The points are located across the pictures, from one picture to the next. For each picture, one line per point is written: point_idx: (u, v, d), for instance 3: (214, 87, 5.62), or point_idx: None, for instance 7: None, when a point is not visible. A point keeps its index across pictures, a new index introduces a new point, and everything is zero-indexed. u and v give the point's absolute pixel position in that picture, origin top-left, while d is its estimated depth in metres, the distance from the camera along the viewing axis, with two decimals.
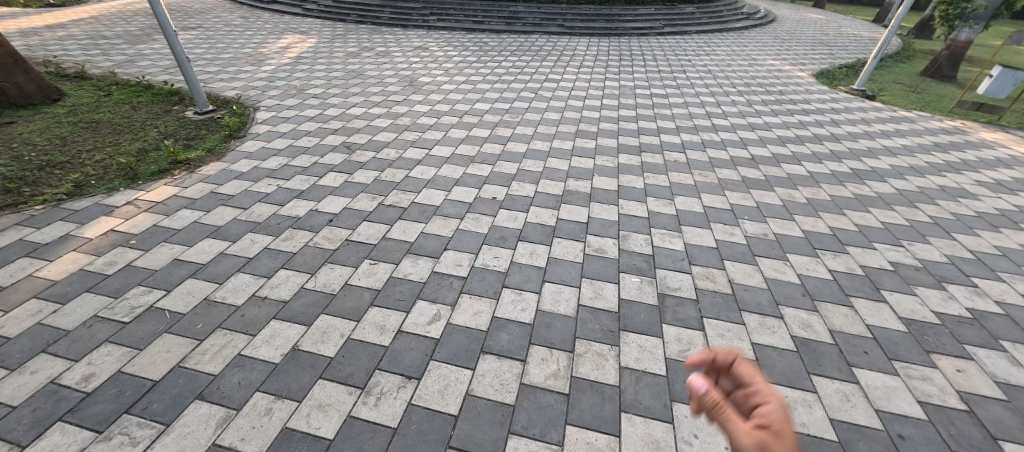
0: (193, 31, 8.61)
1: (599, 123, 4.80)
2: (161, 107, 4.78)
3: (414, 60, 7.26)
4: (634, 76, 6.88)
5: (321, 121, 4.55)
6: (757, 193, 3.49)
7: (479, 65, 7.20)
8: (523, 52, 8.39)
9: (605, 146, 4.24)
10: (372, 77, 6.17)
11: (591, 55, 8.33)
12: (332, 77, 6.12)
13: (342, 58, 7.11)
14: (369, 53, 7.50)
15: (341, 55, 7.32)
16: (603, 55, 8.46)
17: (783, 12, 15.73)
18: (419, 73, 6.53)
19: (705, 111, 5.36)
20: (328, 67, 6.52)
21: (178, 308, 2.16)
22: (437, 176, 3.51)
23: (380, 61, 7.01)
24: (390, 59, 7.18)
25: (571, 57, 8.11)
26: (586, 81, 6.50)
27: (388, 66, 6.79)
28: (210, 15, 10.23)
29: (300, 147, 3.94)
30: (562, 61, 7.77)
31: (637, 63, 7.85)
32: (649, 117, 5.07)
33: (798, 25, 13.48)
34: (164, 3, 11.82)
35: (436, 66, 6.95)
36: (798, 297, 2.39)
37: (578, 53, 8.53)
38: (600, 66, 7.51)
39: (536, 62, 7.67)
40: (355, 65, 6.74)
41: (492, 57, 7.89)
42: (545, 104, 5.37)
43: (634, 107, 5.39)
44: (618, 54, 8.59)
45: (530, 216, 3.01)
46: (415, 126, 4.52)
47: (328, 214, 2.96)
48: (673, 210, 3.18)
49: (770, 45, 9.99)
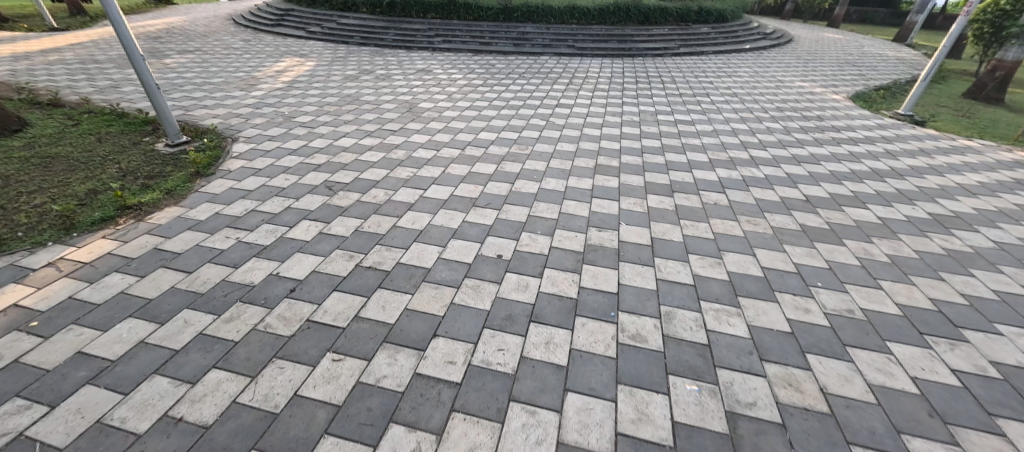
0: (188, 54, 8.29)
1: (621, 157, 4.20)
2: (131, 138, 4.30)
3: (416, 84, 6.78)
4: (654, 101, 6.31)
5: (304, 154, 4.01)
6: (824, 247, 2.83)
7: (485, 89, 6.69)
8: (532, 74, 7.91)
9: (630, 185, 3.62)
10: (369, 102, 5.68)
11: (605, 77, 7.83)
12: (325, 102, 5.64)
13: (338, 82, 6.67)
14: (368, 77, 7.05)
15: (338, 78, 6.88)
16: (619, 77, 7.94)
17: (800, 31, 15.29)
18: (419, 98, 6.03)
19: (740, 141, 4.73)
20: (322, 92, 6.06)
21: (53, 439, 1.52)
22: (431, 226, 2.91)
23: (379, 86, 6.55)
24: (390, 83, 6.72)
25: (584, 80, 7.60)
26: (602, 107, 5.94)
27: (386, 90, 6.31)
28: (211, 38, 10.02)
29: (273, 186, 3.39)
30: (574, 84, 7.27)
31: (655, 86, 7.31)
32: (677, 149, 4.46)
33: (818, 44, 12.99)
34: (168, 26, 11.72)
35: (439, 91, 6.45)
36: (927, 420, 1.69)
37: (591, 74, 8.02)
38: (616, 90, 6.96)
39: (546, 85, 7.16)
40: (352, 89, 6.28)
41: (499, 79, 7.40)
42: (558, 133, 4.80)
43: (658, 137, 4.79)
44: (634, 75, 8.08)
45: (545, 284, 2.38)
46: (410, 159, 3.96)
47: (291, 281, 2.35)
48: (724, 273, 2.53)
49: (793, 65, 9.44)
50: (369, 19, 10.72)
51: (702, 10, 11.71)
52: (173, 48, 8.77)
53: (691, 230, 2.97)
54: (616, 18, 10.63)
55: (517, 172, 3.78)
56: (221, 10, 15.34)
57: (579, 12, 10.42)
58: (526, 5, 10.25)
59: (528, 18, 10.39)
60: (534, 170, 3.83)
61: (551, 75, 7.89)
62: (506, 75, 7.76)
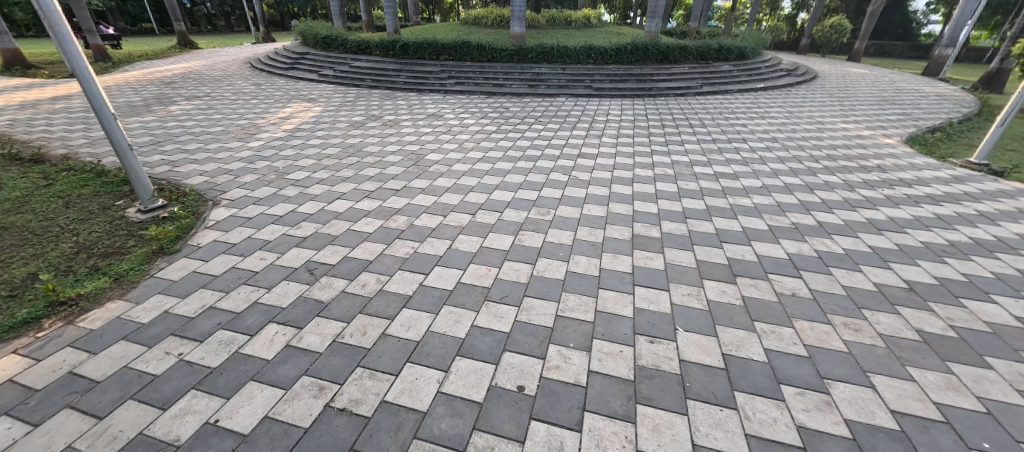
0: (196, 100, 8.11)
1: (661, 224, 3.53)
2: (102, 202, 3.83)
3: (425, 131, 6.33)
4: (686, 148, 5.68)
5: (289, 222, 3.45)
6: (967, 373, 2.06)
7: (500, 136, 6.19)
8: (548, 117, 7.42)
9: (679, 265, 2.93)
10: (372, 154, 5.20)
11: (628, 121, 7.28)
12: (325, 153, 5.17)
13: (343, 129, 6.27)
14: (375, 123, 6.66)
15: (342, 125, 6.49)
16: (642, 120, 7.40)
17: (822, 66, 14.86)
18: (427, 148, 5.54)
19: (799, 200, 4.02)
20: (324, 141, 5.63)
21: None
22: (430, 333, 2.25)
23: (385, 134, 6.11)
24: (396, 131, 6.28)
25: (603, 124, 7.06)
26: (627, 156, 5.34)
27: (391, 139, 5.87)
28: (223, 83, 9.97)
29: (243, 270, 2.80)
30: (595, 128, 6.74)
31: (682, 129, 6.72)
32: (726, 211, 3.78)
33: (845, 81, 12.45)
34: (185, 70, 11.84)
35: (449, 139, 5.98)
36: None
37: (612, 117, 7.50)
38: (641, 136, 6.38)
39: (564, 130, 6.63)
40: (356, 137, 5.85)
41: (513, 124, 6.91)
42: (583, 191, 4.17)
43: (699, 195, 4.12)
44: (657, 117, 7.53)
45: (588, 445, 1.65)
46: (412, 229, 3.37)
47: (230, 437, 1.67)
48: (843, 423, 1.77)
49: (828, 104, 8.83)
50: (381, 62, 10.61)
51: (722, 47, 11.35)
52: (183, 94, 8.64)
53: (774, 339, 2.24)
54: (634, 57, 10.29)
55: (538, 247, 3.13)
56: (240, 53, 15.68)
57: (595, 51, 10.10)
58: (541, 46, 10.01)
59: (543, 59, 10.13)
60: (558, 243, 3.18)
61: (568, 119, 7.38)
62: (521, 119, 7.27)
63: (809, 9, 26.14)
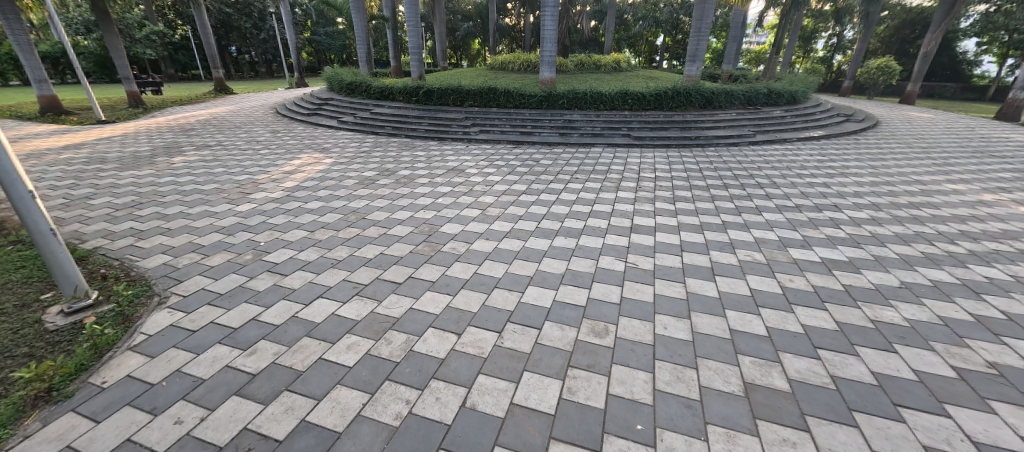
0: (206, 150, 7.64)
1: (751, 355, 2.74)
2: (24, 295, 2.98)
3: (443, 192, 5.51)
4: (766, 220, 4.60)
5: (240, 343, 2.48)
6: None
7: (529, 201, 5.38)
8: (584, 173, 6.47)
9: (801, 447, 2.05)
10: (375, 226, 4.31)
11: (680, 179, 6.23)
12: (320, 224, 4.31)
13: (349, 188, 5.52)
14: (387, 180, 5.90)
15: (349, 182, 5.74)
16: (696, 177, 6.33)
17: (878, 109, 13.62)
18: (444, 218, 4.72)
19: (939, 318, 3.05)
20: (325, 206, 4.86)
21: None
22: None
23: (397, 195, 5.33)
24: (410, 191, 5.48)
25: (650, 184, 6.04)
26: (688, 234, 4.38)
27: (402, 203, 5.04)
28: (241, 130, 9.63)
29: (140, 446, 1.83)
30: (643, 190, 5.76)
31: (748, 192, 5.63)
32: (834, 332, 2.95)
33: (913, 126, 11.17)
34: (208, 116, 11.73)
35: (470, 206, 5.13)
36: None
37: (659, 173, 6.49)
38: (700, 203, 5.32)
39: (603, 193, 5.71)
40: (360, 202, 5.02)
41: (544, 183, 6.01)
42: (635, 295, 3.42)
43: (786, 304, 3.30)
44: (714, 173, 6.47)
45: None
46: (410, 360, 2.48)
47: None
48: None
49: (914, 156, 7.56)
50: (403, 108, 10.15)
51: (770, 92, 10.40)
52: (196, 143, 8.24)
53: None
54: (675, 103, 9.38)
55: (601, 408, 2.25)
56: (269, 98, 15.80)
57: (632, 97, 9.27)
58: (572, 92, 9.31)
59: (575, 105, 9.35)
60: (632, 403, 2.31)
61: (607, 175, 6.41)
62: (554, 175, 6.37)
63: (847, 52, 25.20)
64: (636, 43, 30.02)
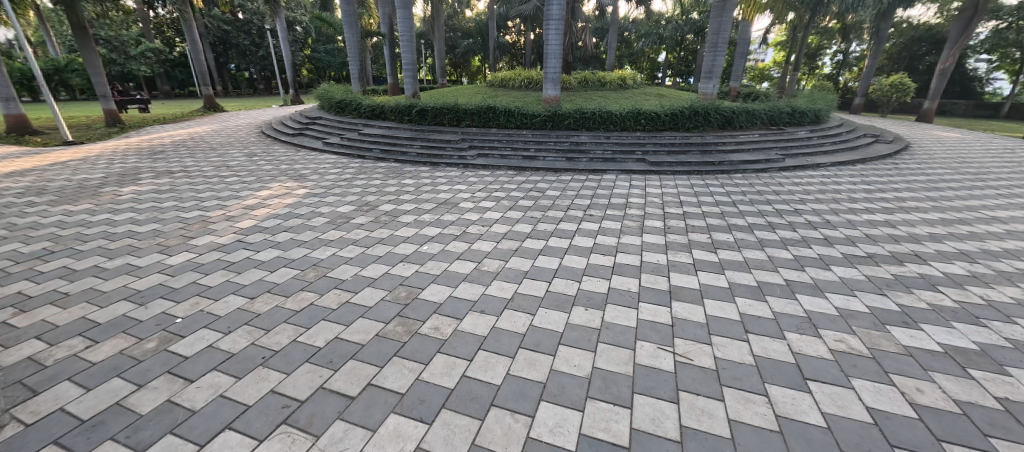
0: (166, 177, 6.76)
1: None
2: None
3: (430, 240, 4.67)
4: (841, 277, 3.70)
5: None
6: None
7: (539, 252, 4.36)
8: (598, 209, 5.57)
9: None
10: (336, 284, 3.79)
11: (712, 218, 5.32)
12: (262, 283, 3.81)
13: (316, 238, 4.74)
14: (365, 224, 5.09)
15: (315, 231, 4.93)
16: (732, 214, 5.40)
17: (900, 129, 12.89)
18: (427, 277, 3.89)
19: None
20: (285, 268, 4.10)
21: None
22: None
23: (374, 249, 4.50)
24: (385, 241, 4.67)
25: (679, 225, 5.14)
26: (752, 298, 3.38)
27: (379, 259, 4.28)
28: (215, 152, 8.78)
29: None
30: (676, 232, 4.89)
31: (797, 237, 4.72)
32: None
33: (946, 147, 10.37)
34: (185, 136, 10.91)
35: (463, 257, 4.27)
36: None
37: (687, 209, 5.62)
38: (748, 251, 4.34)
39: (627, 239, 4.70)
40: (321, 250, 4.46)
41: (551, 223, 5.10)
42: (703, 414, 2.19)
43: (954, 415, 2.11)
44: (751, 209, 5.59)
45: None
46: None
47: None
48: None
49: (970, 184, 6.67)
50: (394, 128, 9.32)
51: (793, 110, 9.62)
52: (158, 168, 7.37)
53: None
54: (692, 123, 8.55)
55: None
56: (257, 117, 15.07)
57: (645, 116, 8.45)
58: (580, 111, 8.48)
59: (582, 125, 8.52)
60: None
61: (626, 211, 5.52)
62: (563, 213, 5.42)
63: (853, 68, 24.77)
64: (638, 59, 29.61)
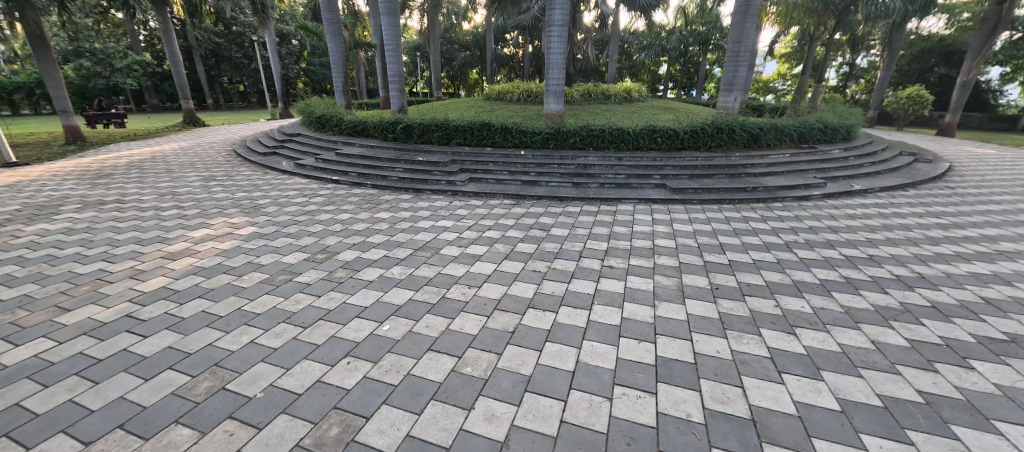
0: (92, 209, 5.58)
1: None
2: None
3: (376, 318, 2.94)
4: (997, 385, 2.29)
5: None
6: None
7: (544, 339, 2.68)
8: (619, 257, 4.00)
9: None
10: (215, 366, 2.45)
11: (770, 271, 3.71)
12: (104, 367, 2.44)
13: (233, 289, 3.41)
14: (311, 280, 3.53)
15: (231, 277, 3.61)
16: (793, 267, 3.81)
17: (931, 146, 11.92)
18: (382, 348, 2.59)
19: None
20: (167, 333, 2.78)
21: None
22: None
23: (299, 317, 2.97)
24: (311, 309, 3.07)
25: (733, 286, 3.43)
26: (889, 435, 1.94)
27: (296, 342, 2.66)
28: (170, 176, 7.68)
29: None
30: (720, 280, 3.53)
31: (896, 309, 3.11)
32: None
33: (992, 166, 9.31)
34: (145, 156, 9.81)
35: (437, 348, 2.59)
36: None
37: (732, 257, 4.04)
38: (842, 332, 2.79)
39: (664, 312, 3.02)
40: (221, 306, 3.13)
41: (559, 282, 3.46)
42: None
43: None
44: (816, 259, 4.02)
45: None
46: None
47: None
48: None
49: None
50: (376, 148, 8.24)
51: (824, 126, 8.60)
52: (91, 197, 6.23)
53: None
54: (714, 141, 7.52)
55: None
56: (237, 133, 14.05)
57: (661, 134, 7.40)
58: (586, 128, 7.44)
59: (589, 144, 7.47)
60: None
61: (656, 262, 3.91)
62: (576, 265, 3.80)
63: (859, 80, 24.04)
64: (638, 71, 28.89)
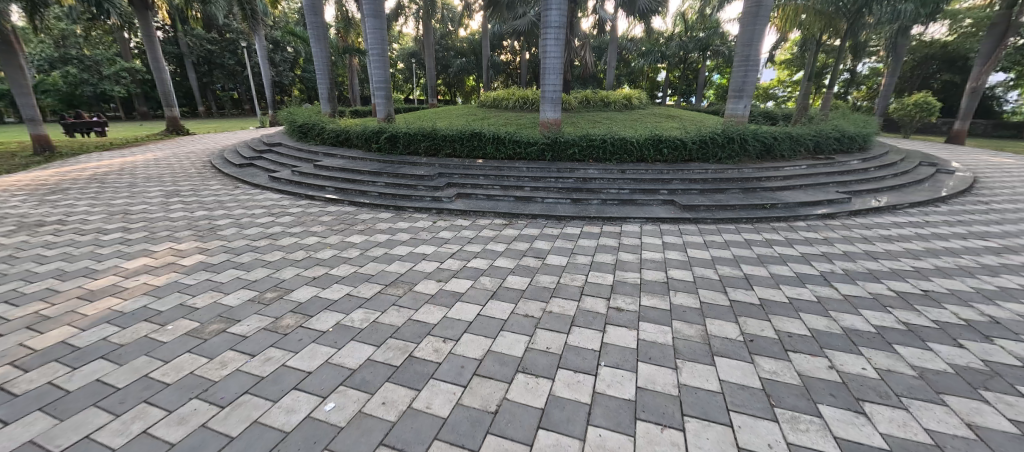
0: (24, 232, 4.89)
1: None
2: None
3: (316, 391, 2.24)
4: None
5: None
6: None
7: (535, 426, 2.00)
8: (629, 295, 3.33)
9: None
10: None
11: (812, 316, 3.05)
12: None
13: (148, 344, 2.70)
14: (250, 330, 2.83)
15: (152, 327, 2.90)
16: (837, 309, 3.16)
17: (946, 155, 11.38)
18: (316, 443, 1.91)
19: None
20: (37, 417, 2.08)
21: None
22: None
23: (218, 388, 2.27)
24: (236, 376, 2.37)
25: (772, 337, 2.76)
26: None
27: (203, 433, 1.97)
28: (130, 191, 6.99)
29: None
30: (754, 328, 2.86)
31: (981, 371, 2.46)
32: None
33: (1017, 177, 8.74)
34: (112, 167, 9.12)
35: (391, 442, 1.91)
36: None
37: (762, 293, 3.39)
38: (924, 411, 2.13)
39: (689, 379, 2.35)
40: (123, 371, 2.43)
41: (555, 334, 2.79)
42: None
43: None
44: (862, 296, 3.36)
45: None
46: None
47: None
48: None
49: None
50: (359, 159, 7.59)
51: (841, 135, 8.03)
52: (31, 216, 5.54)
53: None
54: (725, 152, 6.93)
55: None
56: (219, 142, 13.37)
57: (667, 144, 6.80)
58: (585, 138, 6.83)
59: (589, 156, 6.87)
60: None
61: (672, 301, 3.25)
62: (576, 308, 3.13)
63: (860, 87, 23.64)
64: (636, 78, 28.48)
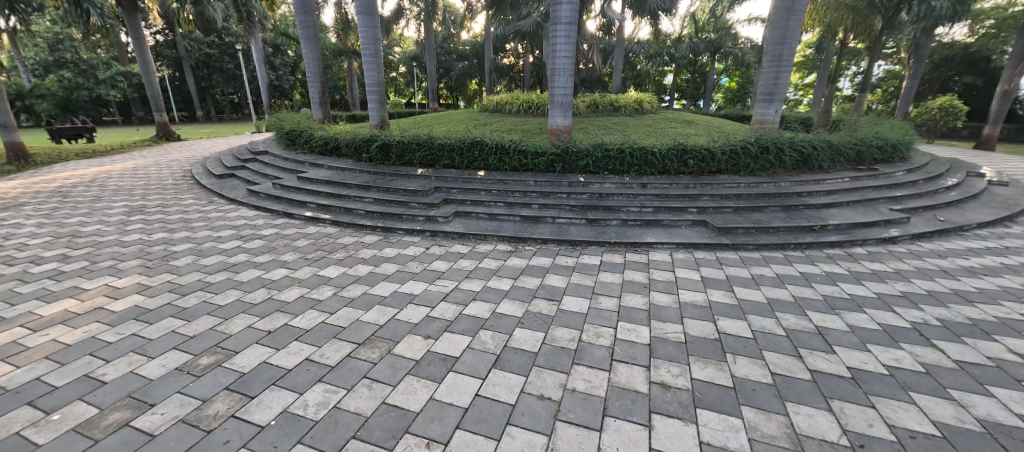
0: None
1: None
2: None
3: None
4: None
5: None
6: None
7: None
8: (674, 363, 2.53)
9: None
10: None
11: (930, 400, 2.24)
12: None
13: (15, 449, 1.92)
14: (162, 424, 2.05)
15: (32, 416, 2.12)
16: (958, 386, 2.35)
17: (985, 162, 10.52)
18: None
19: None
20: None
21: None
22: None
23: None
24: None
25: (890, 440, 1.95)
26: None
27: None
28: (91, 206, 6.27)
29: None
30: (859, 422, 2.06)
31: None
32: None
33: None
34: (84, 177, 8.43)
35: None
36: None
37: (850, 359, 2.58)
38: None
39: None
40: None
41: (583, 432, 2.00)
42: None
43: None
44: (982, 365, 2.56)
45: None
46: None
47: None
48: None
49: None
50: (347, 171, 6.86)
51: (883, 143, 7.23)
52: None
53: None
54: (757, 164, 6.16)
55: None
56: (207, 148, 12.71)
57: (693, 155, 6.02)
58: (600, 148, 6.07)
59: (604, 167, 6.11)
60: None
61: (733, 373, 2.44)
62: (608, 385, 2.33)
63: (875, 90, 22.75)
64: (642, 82, 27.73)
